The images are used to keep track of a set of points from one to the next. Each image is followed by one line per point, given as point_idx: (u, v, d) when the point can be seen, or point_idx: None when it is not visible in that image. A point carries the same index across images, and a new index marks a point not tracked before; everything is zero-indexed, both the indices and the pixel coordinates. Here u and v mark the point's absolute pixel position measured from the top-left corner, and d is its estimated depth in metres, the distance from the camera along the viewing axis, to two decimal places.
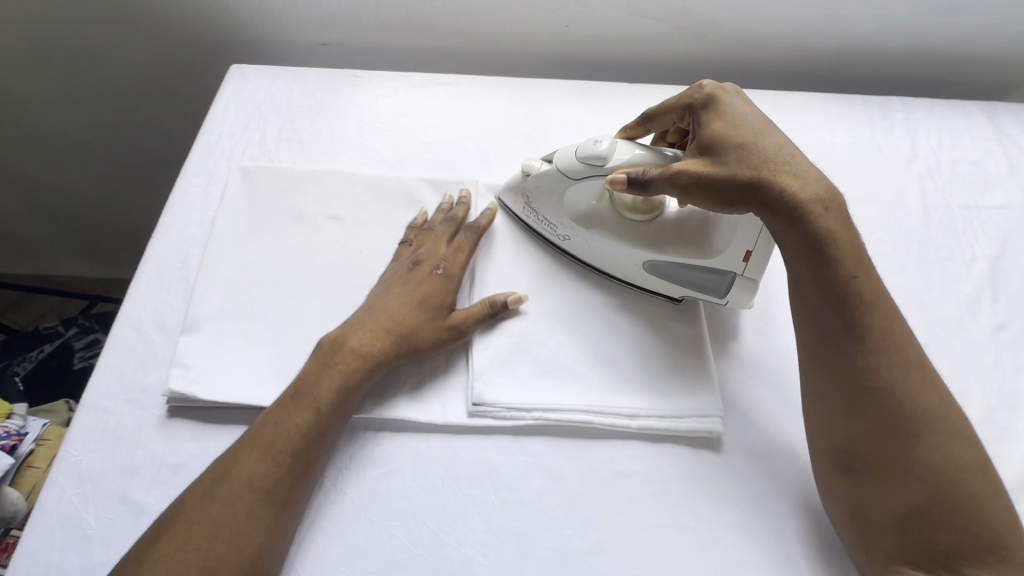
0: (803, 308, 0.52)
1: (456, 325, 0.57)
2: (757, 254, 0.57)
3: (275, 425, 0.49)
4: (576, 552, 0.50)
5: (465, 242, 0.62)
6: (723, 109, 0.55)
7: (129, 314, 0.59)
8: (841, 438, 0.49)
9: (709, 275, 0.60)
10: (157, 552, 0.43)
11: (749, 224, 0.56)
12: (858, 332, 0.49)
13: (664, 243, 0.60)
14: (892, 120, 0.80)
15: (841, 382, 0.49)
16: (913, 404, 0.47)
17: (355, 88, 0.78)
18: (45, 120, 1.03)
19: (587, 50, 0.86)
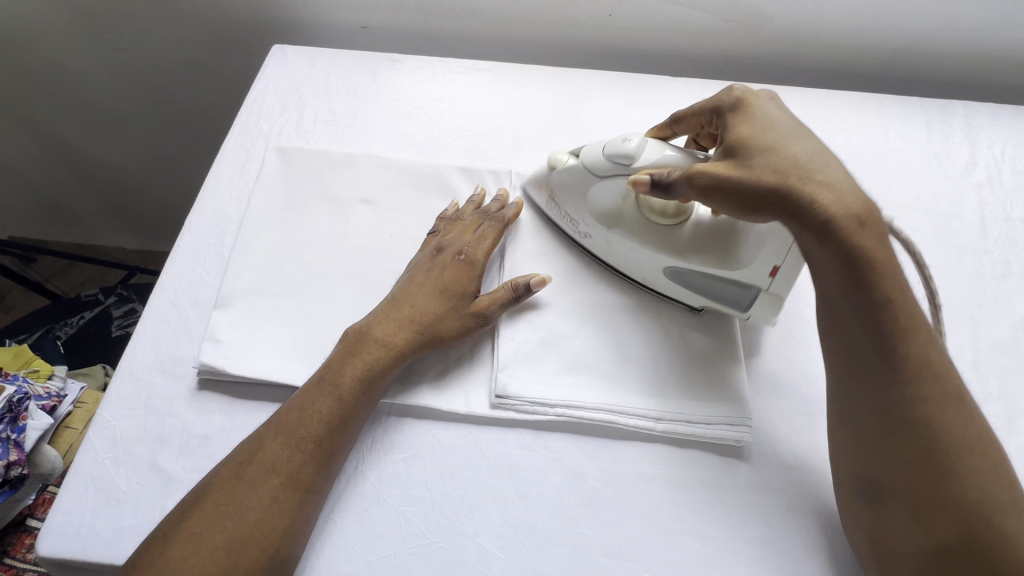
0: (831, 330, 0.49)
1: (478, 311, 0.56)
2: (786, 270, 0.53)
3: (299, 414, 0.49)
4: (593, 552, 0.49)
5: (490, 231, 0.61)
6: (752, 113, 0.52)
7: (165, 287, 0.60)
8: (868, 470, 0.46)
9: (730, 288, 0.56)
10: (184, 527, 0.44)
11: (777, 238, 0.52)
12: (895, 362, 0.44)
13: (691, 252, 0.56)
14: (952, 126, 0.75)
15: (869, 412, 0.46)
16: (950, 441, 0.43)
17: (393, 72, 0.78)
18: (94, 94, 1.06)
19: (629, 41, 0.83)
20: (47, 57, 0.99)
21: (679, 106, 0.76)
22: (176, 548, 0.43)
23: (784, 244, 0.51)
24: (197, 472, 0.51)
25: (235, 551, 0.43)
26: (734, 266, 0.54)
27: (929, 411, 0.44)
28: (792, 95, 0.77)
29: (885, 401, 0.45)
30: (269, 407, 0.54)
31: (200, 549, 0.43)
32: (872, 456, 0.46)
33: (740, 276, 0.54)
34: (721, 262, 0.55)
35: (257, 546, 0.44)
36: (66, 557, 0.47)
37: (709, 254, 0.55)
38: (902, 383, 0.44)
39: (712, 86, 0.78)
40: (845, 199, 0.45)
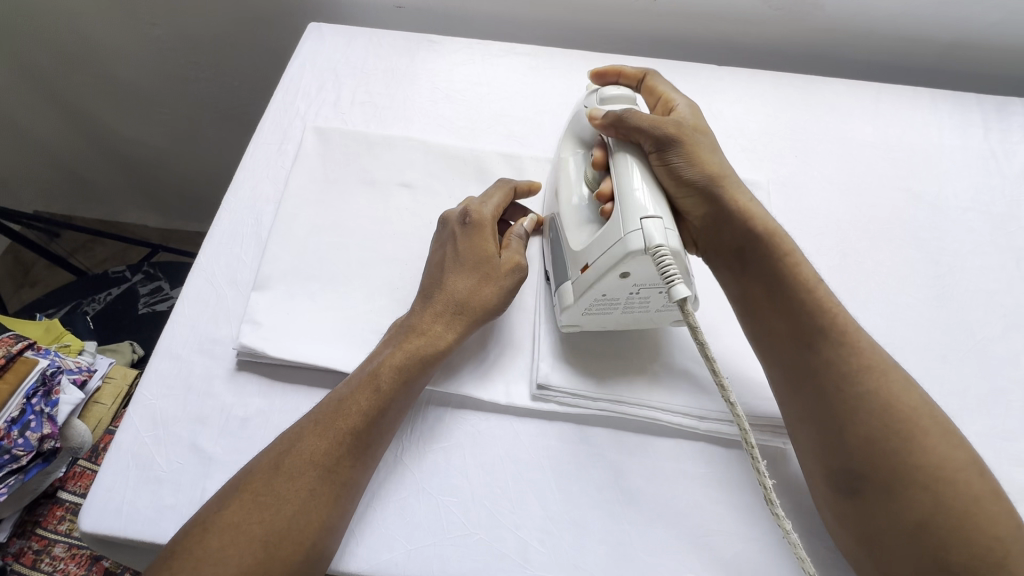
0: (760, 311, 0.51)
1: (512, 267, 0.55)
2: (591, 271, 0.48)
3: (338, 407, 0.48)
4: (634, 550, 0.48)
5: (493, 193, 0.59)
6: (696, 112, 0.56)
7: (203, 266, 0.60)
8: (841, 460, 0.44)
9: (560, 263, 0.54)
10: (225, 516, 0.43)
11: (603, 236, 0.48)
12: (828, 334, 0.47)
13: (570, 205, 0.55)
14: (1010, 124, 0.73)
15: (820, 391, 0.46)
16: (903, 403, 0.44)
17: (432, 54, 0.76)
18: (122, 68, 1.05)
19: (675, 27, 0.80)
20: (79, 31, 0.98)
21: (726, 95, 0.74)
22: (213, 537, 0.42)
23: (613, 238, 0.47)
24: (238, 454, 0.51)
25: (272, 546, 0.42)
26: (574, 237, 0.52)
27: (873, 377, 0.45)
28: (843, 89, 0.75)
29: (832, 373, 0.46)
30: (310, 390, 0.54)
31: (239, 542, 0.42)
32: (838, 439, 0.44)
33: (570, 250, 0.52)
34: (577, 229, 0.53)
35: (293, 540, 0.43)
36: (108, 534, 0.47)
37: (573, 221, 0.54)
38: (845, 352, 0.46)
39: (760, 76, 0.75)
40: (758, 201, 0.53)
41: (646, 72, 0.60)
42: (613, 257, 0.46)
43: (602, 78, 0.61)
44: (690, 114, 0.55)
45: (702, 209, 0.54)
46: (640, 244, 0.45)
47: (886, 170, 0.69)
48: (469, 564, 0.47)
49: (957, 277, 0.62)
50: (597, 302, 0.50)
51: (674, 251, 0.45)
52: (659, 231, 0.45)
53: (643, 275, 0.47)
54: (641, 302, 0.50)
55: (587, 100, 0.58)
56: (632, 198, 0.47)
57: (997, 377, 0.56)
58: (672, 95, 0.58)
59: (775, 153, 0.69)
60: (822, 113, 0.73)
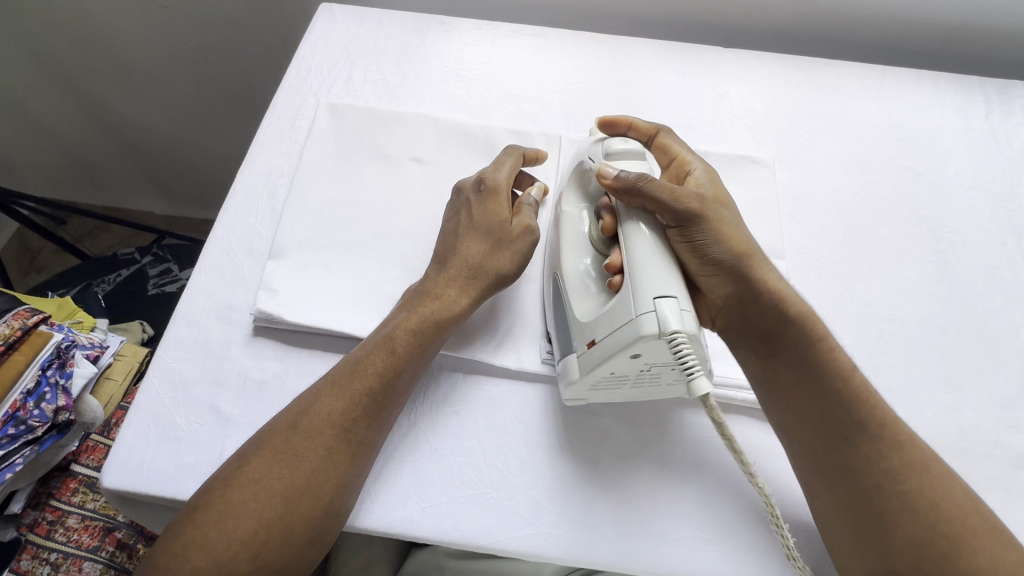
0: (785, 396, 0.50)
1: (524, 229, 0.56)
2: (600, 350, 0.46)
3: (354, 369, 0.49)
4: (643, 508, 0.50)
5: (504, 161, 0.60)
6: (716, 184, 0.55)
7: (219, 236, 0.61)
8: (877, 558, 0.43)
9: (564, 334, 0.52)
10: (245, 473, 0.44)
11: (618, 315, 0.45)
12: (865, 429, 0.46)
13: (577, 271, 0.53)
14: (1012, 106, 0.74)
15: (858, 484, 0.45)
16: (948, 500, 0.43)
17: (443, 34, 0.77)
18: (133, 52, 1.06)
19: (682, 9, 0.82)
20: (91, 15, 0.99)
21: (731, 76, 0.75)
22: (237, 490, 0.43)
23: (626, 318, 0.44)
24: (255, 415, 0.52)
25: (293, 501, 0.44)
26: (582, 311, 0.50)
27: (917, 476, 0.44)
28: (847, 71, 0.76)
29: (871, 470, 0.45)
30: (325, 356, 0.55)
31: (260, 498, 0.43)
32: (881, 536, 0.43)
33: (575, 319, 0.50)
34: (582, 299, 0.51)
35: (312, 496, 0.44)
36: (129, 490, 0.48)
37: (579, 292, 0.51)
38: (887, 451, 0.45)
39: (766, 58, 0.77)
40: (786, 281, 0.52)
41: (658, 128, 0.60)
42: (623, 338, 0.44)
43: (612, 128, 0.61)
44: (710, 182, 0.54)
45: (728, 287, 0.51)
46: (653, 328, 0.42)
47: (889, 150, 0.70)
48: (482, 522, 0.48)
49: (958, 253, 0.63)
50: (605, 378, 0.48)
51: (690, 336, 0.43)
52: (674, 313, 0.43)
53: (655, 358, 0.45)
54: (651, 380, 0.48)
55: (594, 149, 0.56)
56: (647, 275, 0.45)
57: (995, 349, 0.58)
58: (688, 157, 0.57)
59: (780, 132, 0.71)
60: (825, 94, 0.74)
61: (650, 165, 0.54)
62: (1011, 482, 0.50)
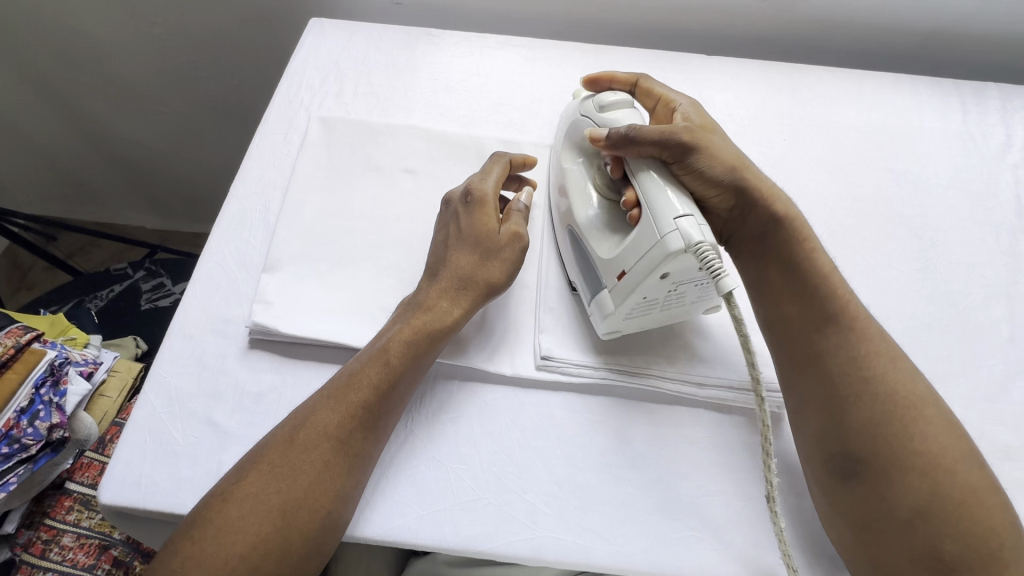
0: (775, 296, 0.53)
1: (511, 237, 0.57)
2: (630, 279, 0.49)
3: (350, 381, 0.50)
4: (640, 510, 0.50)
5: (491, 169, 0.61)
6: (699, 114, 0.57)
7: (214, 250, 0.61)
8: (838, 444, 0.46)
9: (588, 273, 0.56)
10: (242, 489, 0.44)
11: (642, 237, 0.48)
12: (837, 321, 0.49)
13: (586, 215, 0.56)
14: (987, 107, 0.76)
15: (826, 373, 0.48)
16: (905, 393, 0.46)
17: (431, 46, 0.79)
18: (123, 69, 1.06)
19: (665, 19, 0.83)
20: (82, 30, 0.99)
21: (715, 83, 0.77)
22: (235, 505, 0.43)
23: (652, 240, 0.47)
24: (253, 427, 0.52)
25: (291, 514, 0.44)
26: (604, 249, 0.53)
27: (878, 366, 0.47)
28: (828, 76, 0.78)
29: (839, 361, 0.48)
30: (321, 367, 0.56)
31: (258, 513, 0.43)
32: (838, 423, 0.46)
33: (600, 258, 0.53)
34: (600, 238, 0.54)
35: (312, 506, 0.44)
36: (127, 505, 0.48)
37: (596, 232, 0.55)
38: (852, 341, 0.49)
39: (748, 65, 0.78)
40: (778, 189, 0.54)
41: (637, 77, 0.62)
42: (652, 262, 0.47)
43: (595, 84, 0.63)
44: (694, 112, 0.57)
45: (728, 201, 0.54)
46: (679, 245, 0.45)
47: (870, 152, 0.72)
48: (480, 527, 0.49)
49: (940, 251, 0.65)
50: (639, 305, 0.51)
51: (713, 246, 0.45)
52: (694, 229, 0.46)
53: (682, 274, 0.48)
54: (676, 298, 0.51)
55: (582, 107, 0.59)
56: (662, 201, 0.48)
57: (978, 346, 0.59)
58: (672, 95, 0.60)
59: (764, 137, 0.72)
60: (807, 98, 0.76)
61: (637, 111, 0.57)
62: (997, 474, 0.51)
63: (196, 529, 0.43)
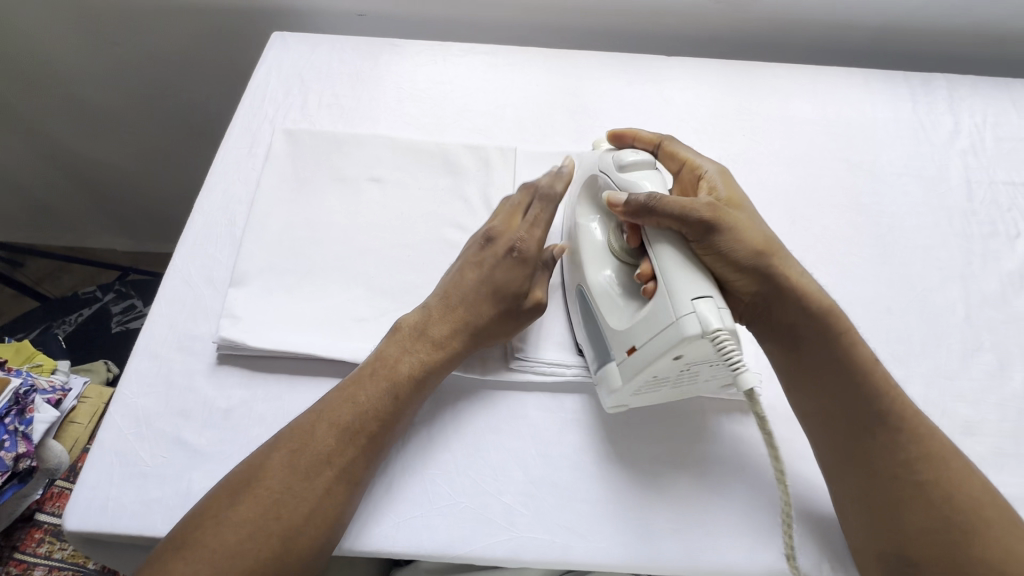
0: (803, 382, 0.51)
1: (536, 302, 0.55)
2: (641, 356, 0.47)
3: (347, 404, 0.49)
4: (616, 506, 0.51)
5: (541, 216, 0.59)
6: (726, 191, 0.54)
7: (179, 268, 0.61)
8: (891, 543, 0.45)
9: (596, 339, 0.53)
10: (237, 515, 0.43)
11: (660, 317, 0.46)
12: (887, 422, 0.48)
13: (600, 281, 0.54)
14: (936, 96, 0.79)
15: (879, 472, 0.46)
16: (964, 490, 0.45)
17: (395, 56, 0.79)
18: (85, 90, 1.05)
19: (624, 22, 0.85)
20: (42, 53, 0.98)
21: (676, 83, 0.78)
22: (229, 531, 0.42)
23: (667, 319, 0.45)
24: (223, 444, 0.51)
25: (289, 541, 0.43)
26: (618, 318, 0.51)
27: (933, 467, 0.46)
28: (784, 72, 0.80)
29: (889, 463, 0.47)
30: (292, 379, 0.55)
31: (247, 538, 0.42)
32: (895, 524, 0.45)
33: (611, 327, 0.51)
34: (612, 308, 0.52)
35: (312, 534, 0.44)
36: (94, 530, 0.47)
37: (608, 301, 0.52)
38: (906, 441, 0.47)
39: (706, 64, 0.80)
40: (809, 277, 0.52)
41: (661, 138, 0.59)
42: (664, 343, 0.45)
43: (619, 141, 0.61)
44: (721, 183, 0.54)
45: (752, 286, 0.51)
46: (696, 329, 0.43)
47: (826, 144, 0.74)
48: (457, 532, 0.49)
49: (897, 237, 0.67)
50: (647, 383, 0.49)
51: (730, 331, 0.44)
52: (713, 312, 0.44)
53: (696, 357, 0.46)
54: (688, 378, 0.49)
55: (603, 161, 0.57)
56: (680, 277, 0.46)
57: (938, 327, 0.60)
58: (699, 160, 0.57)
59: (724, 133, 0.74)
60: (764, 95, 0.78)
61: (661, 174, 0.54)
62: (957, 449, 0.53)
63: (183, 551, 0.41)
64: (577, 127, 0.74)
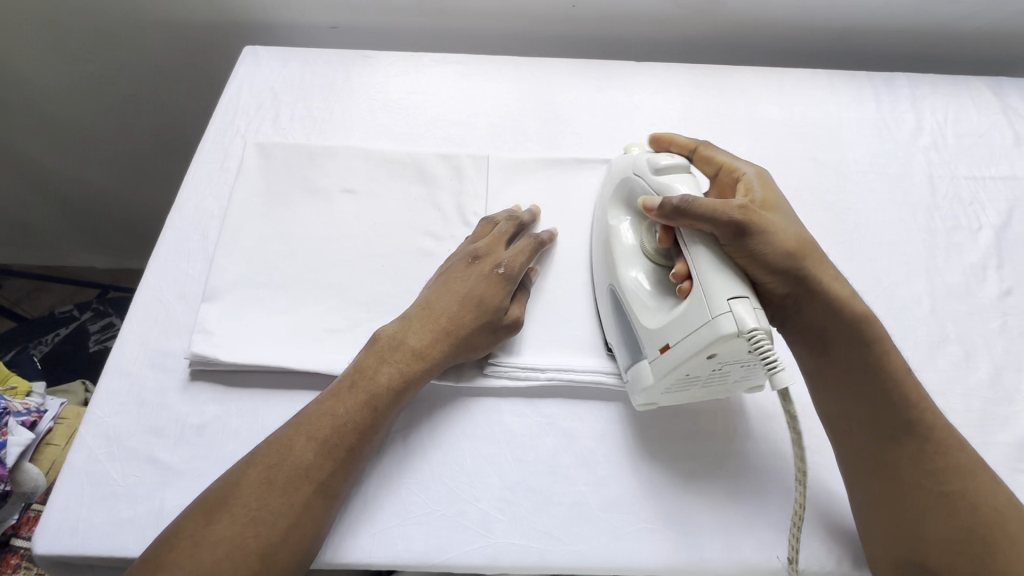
0: (835, 388, 0.51)
1: (513, 321, 0.56)
2: (675, 354, 0.47)
3: (323, 417, 0.49)
4: (593, 508, 0.51)
5: (526, 245, 0.60)
6: (763, 194, 0.54)
7: (151, 284, 0.60)
8: (911, 551, 0.45)
9: (630, 340, 0.54)
10: (212, 531, 0.42)
11: (696, 316, 0.46)
12: (916, 432, 0.48)
13: (631, 282, 0.54)
14: (898, 95, 0.81)
15: (905, 483, 0.47)
16: (991, 505, 0.45)
17: (368, 68, 0.79)
18: (59, 108, 1.04)
19: (594, 29, 0.87)
20: (13, 71, 0.97)
21: (645, 88, 0.79)
22: (208, 548, 0.41)
23: (704, 318, 0.45)
24: (196, 460, 0.51)
25: (268, 558, 0.42)
26: (651, 318, 0.51)
27: (960, 480, 0.46)
28: (751, 75, 0.81)
29: (916, 474, 0.47)
30: (266, 393, 0.55)
31: (221, 556, 0.41)
32: (916, 534, 0.45)
33: (644, 328, 0.51)
34: (644, 309, 0.52)
35: (289, 550, 0.43)
36: (64, 553, 0.46)
37: (642, 301, 0.53)
38: (934, 453, 0.47)
39: (675, 69, 0.82)
40: (843, 282, 0.52)
41: (697, 143, 0.59)
42: (699, 341, 0.45)
43: (657, 145, 0.62)
44: (758, 185, 0.54)
45: (785, 289, 0.50)
46: (731, 328, 0.43)
47: (793, 144, 0.75)
48: (433, 541, 0.49)
49: (864, 233, 0.68)
50: (678, 382, 0.49)
51: (766, 332, 0.44)
52: (749, 313, 0.44)
53: (730, 357, 0.46)
54: (720, 378, 0.50)
55: (636, 163, 0.57)
56: (715, 277, 0.46)
57: (906, 319, 0.62)
58: (736, 163, 0.57)
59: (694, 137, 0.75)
60: (732, 97, 0.79)
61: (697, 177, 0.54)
62: None
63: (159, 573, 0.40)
64: (549, 134, 0.75)
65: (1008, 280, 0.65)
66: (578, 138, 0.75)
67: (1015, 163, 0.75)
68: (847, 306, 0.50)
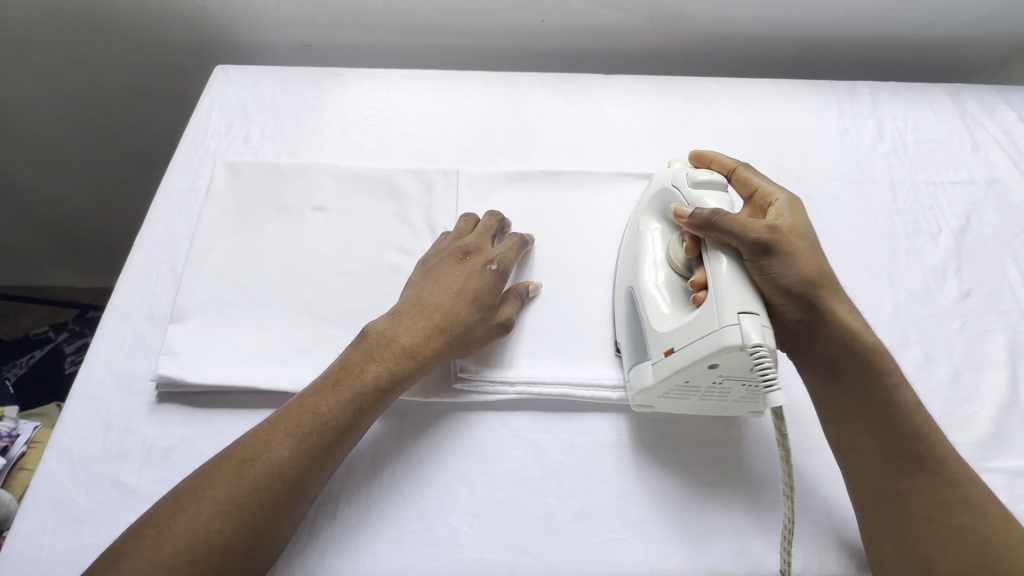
0: (844, 411, 0.52)
1: (504, 320, 0.57)
2: (677, 358, 0.48)
3: (305, 412, 0.48)
4: (561, 520, 0.51)
5: (512, 244, 0.61)
6: (795, 221, 0.54)
7: (118, 306, 0.60)
8: None
9: (637, 343, 0.54)
10: (177, 523, 0.41)
11: (704, 325, 0.46)
12: (926, 463, 0.48)
13: (649, 287, 0.54)
14: (860, 103, 0.83)
15: (912, 512, 0.47)
16: (997, 534, 0.45)
17: (339, 85, 0.80)
18: (30, 127, 1.03)
19: (564, 43, 0.88)
20: None
21: (613, 100, 0.81)
22: (171, 540, 0.41)
23: (709, 328, 0.46)
24: (162, 484, 0.51)
25: (230, 555, 0.42)
26: (662, 322, 0.51)
27: (969, 511, 0.46)
28: (717, 86, 0.83)
29: (923, 501, 0.47)
30: (233, 413, 0.55)
31: (183, 554, 0.40)
32: (922, 564, 0.46)
33: (653, 330, 0.51)
34: (658, 312, 0.52)
35: (249, 549, 0.43)
36: None
37: (654, 306, 0.53)
38: (942, 484, 0.48)
39: (642, 81, 0.83)
40: (858, 312, 0.52)
41: (738, 164, 0.60)
42: (702, 349, 0.46)
43: (698, 161, 0.63)
44: (788, 212, 0.55)
45: (799, 314, 0.51)
46: (737, 341, 0.44)
47: (758, 153, 0.77)
48: (400, 558, 0.49)
49: (827, 239, 0.70)
50: (678, 387, 0.50)
51: (771, 351, 0.44)
52: (755, 329, 0.44)
53: (731, 369, 0.46)
54: (717, 390, 0.50)
55: (675, 176, 0.58)
56: (728, 291, 0.46)
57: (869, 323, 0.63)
58: (771, 189, 0.57)
59: (661, 148, 0.77)
60: (698, 108, 0.81)
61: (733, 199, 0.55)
62: None
63: (120, 561, 0.40)
64: (518, 147, 0.76)
65: (967, 283, 0.67)
66: (547, 151, 0.76)
67: (973, 167, 0.77)
68: (861, 334, 0.51)
